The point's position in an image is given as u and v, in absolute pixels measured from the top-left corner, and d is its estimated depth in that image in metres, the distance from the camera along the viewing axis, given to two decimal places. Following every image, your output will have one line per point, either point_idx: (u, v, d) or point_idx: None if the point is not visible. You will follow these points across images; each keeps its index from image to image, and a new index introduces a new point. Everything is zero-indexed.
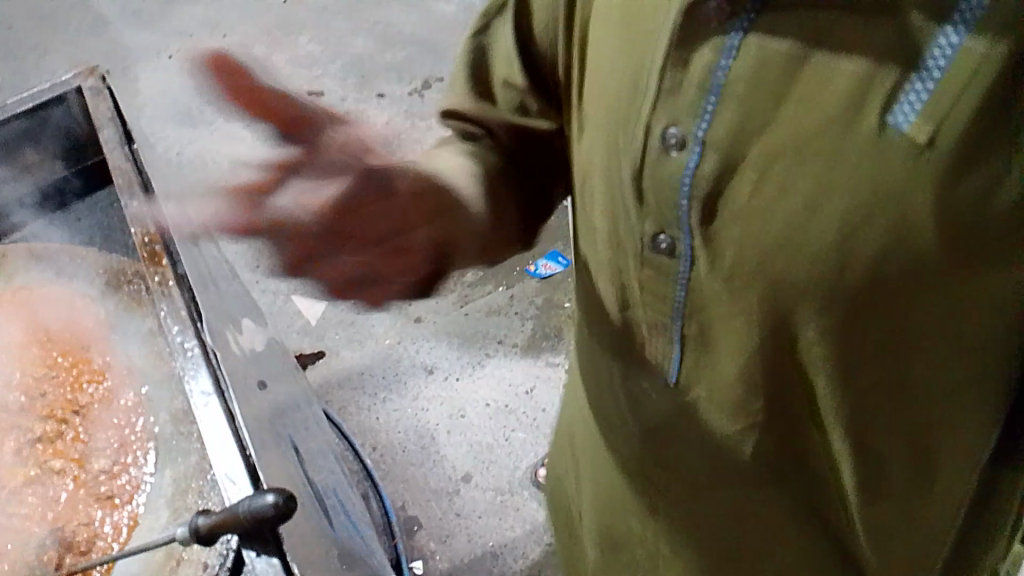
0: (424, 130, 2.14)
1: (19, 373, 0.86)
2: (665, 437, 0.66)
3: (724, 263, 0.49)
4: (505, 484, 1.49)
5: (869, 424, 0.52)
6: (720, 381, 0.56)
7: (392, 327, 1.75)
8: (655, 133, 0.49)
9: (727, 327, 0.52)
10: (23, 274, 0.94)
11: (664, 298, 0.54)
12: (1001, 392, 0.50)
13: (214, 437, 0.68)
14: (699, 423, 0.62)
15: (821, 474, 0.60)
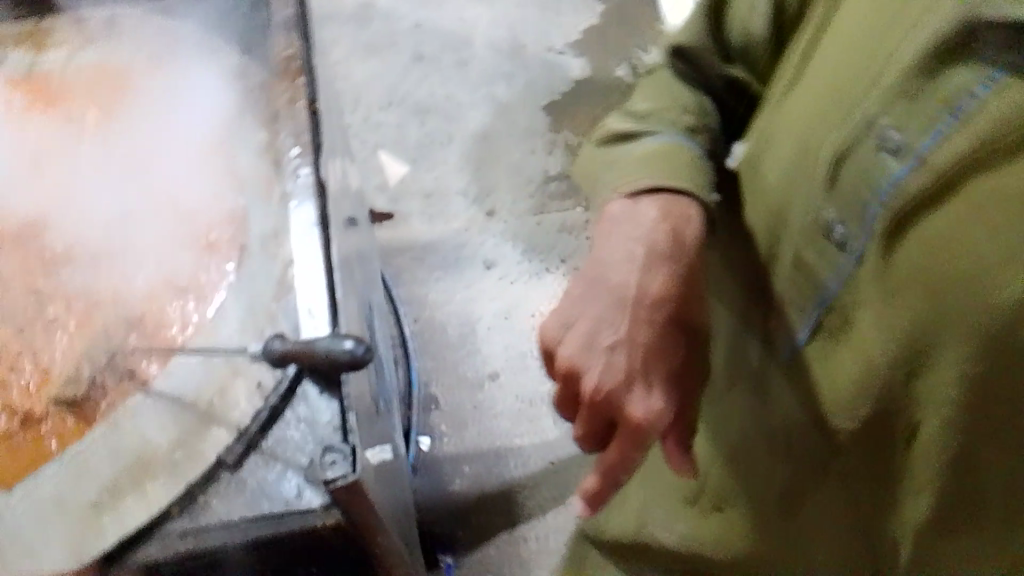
0: (553, 26, 2.09)
1: (122, 149, 0.88)
2: (772, 425, 0.69)
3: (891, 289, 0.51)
4: (528, 394, 1.51)
5: (958, 479, 0.54)
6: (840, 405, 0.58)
7: (464, 212, 1.74)
8: (873, 130, 0.50)
9: (861, 342, 0.54)
10: (150, 54, 0.95)
11: (817, 280, 0.57)
12: None
13: (304, 264, 0.73)
14: (801, 423, 0.65)
15: (889, 508, 0.63)
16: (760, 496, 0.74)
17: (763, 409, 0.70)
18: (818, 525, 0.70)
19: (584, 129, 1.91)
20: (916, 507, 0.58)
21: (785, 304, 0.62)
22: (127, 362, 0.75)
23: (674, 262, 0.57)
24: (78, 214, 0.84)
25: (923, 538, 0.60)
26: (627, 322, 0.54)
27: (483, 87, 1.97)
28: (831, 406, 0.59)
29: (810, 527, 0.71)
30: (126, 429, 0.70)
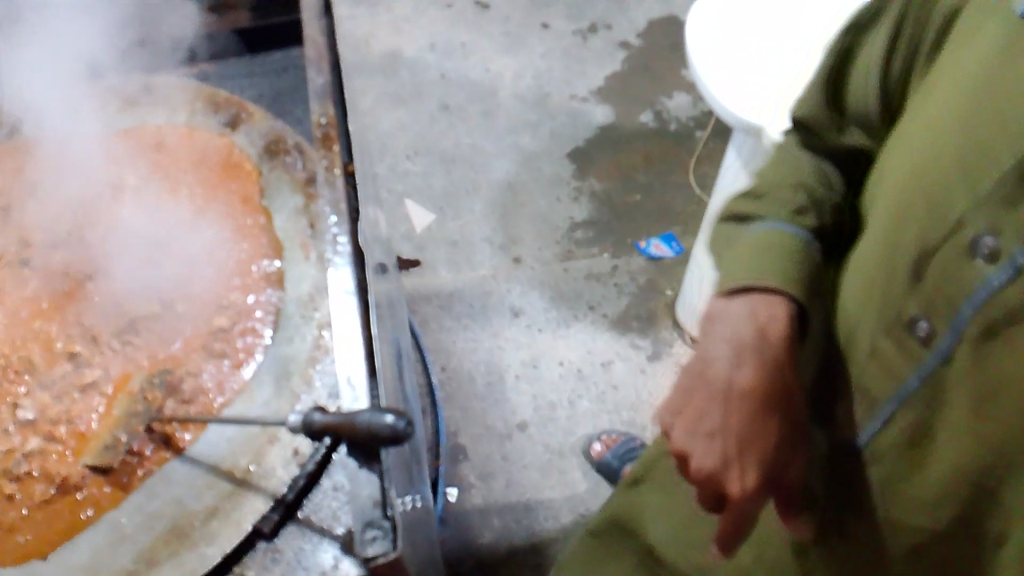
0: (577, 74, 2.11)
1: (161, 210, 0.88)
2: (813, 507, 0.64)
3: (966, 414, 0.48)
4: (557, 445, 1.49)
5: None
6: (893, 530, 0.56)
7: (490, 261, 1.74)
8: (965, 230, 0.46)
9: (942, 447, 0.50)
10: (190, 115, 0.96)
11: (893, 377, 0.52)
12: None
13: (344, 334, 0.70)
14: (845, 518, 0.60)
15: None
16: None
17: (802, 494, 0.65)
18: None
19: (609, 176, 1.91)
20: None
21: (841, 390, 0.57)
22: (162, 427, 0.73)
23: (767, 353, 0.49)
24: (113, 271, 0.83)
25: None
26: (723, 407, 0.48)
27: (508, 136, 1.98)
28: (901, 505, 0.55)
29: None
30: (163, 494, 0.70)
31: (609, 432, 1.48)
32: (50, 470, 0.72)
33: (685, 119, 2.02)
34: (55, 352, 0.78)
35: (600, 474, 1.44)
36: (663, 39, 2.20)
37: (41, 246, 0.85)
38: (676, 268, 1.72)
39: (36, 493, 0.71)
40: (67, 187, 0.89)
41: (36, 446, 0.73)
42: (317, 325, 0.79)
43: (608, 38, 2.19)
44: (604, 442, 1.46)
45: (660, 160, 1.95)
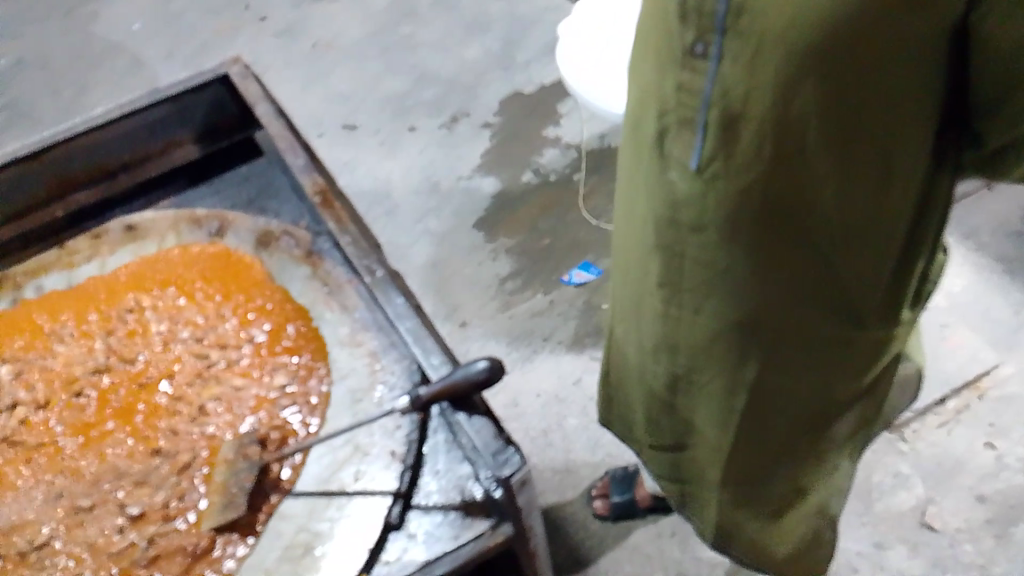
0: (457, 158, 2.31)
1: (187, 314, 0.98)
2: (710, 280, 0.72)
3: (688, 179, 0.64)
4: (562, 464, 1.58)
5: (779, 190, 0.62)
6: (746, 261, 0.68)
7: (440, 331, 1.87)
8: None
9: (728, 131, 0.60)
10: (178, 236, 1.08)
11: (694, 97, 0.60)
12: (789, 222, 0.65)
13: (415, 340, 0.81)
14: (684, 237, 0.70)
15: (796, 251, 0.68)
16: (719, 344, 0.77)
17: (675, 266, 0.73)
18: (768, 322, 0.74)
19: (517, 231, 2.09)
20: (798, 217, 0.65)
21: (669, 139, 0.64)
22: (267, 474, 0.82)
23: None
24: (166, 376, 0.92)
25: (852, 234, 0.67)
26: None
27: (416, 225, 2.15)
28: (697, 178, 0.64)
29: (816, 360, 0.80)
30: (293, 527, 0.78)
31: (596, 484, 1.51)
32: (176, 545, 0.78)
33: (563, 168, 2.23)
34: (140, 454, 0.85)
35: (618, 523, 1.47)
36: (517, 110, 2.43)
37: (87, 376, 0.93)
38: (605, 286, 1.90)
39: (174, 565, 0.77)
40: (90, 328, 0.98)
41: (157, 530, 0.79)
42: (366, 355, 0.90)
43: (471, 122, 2.42)
44: (600, 494, 1.49)
45: (555, 207, 2.14)
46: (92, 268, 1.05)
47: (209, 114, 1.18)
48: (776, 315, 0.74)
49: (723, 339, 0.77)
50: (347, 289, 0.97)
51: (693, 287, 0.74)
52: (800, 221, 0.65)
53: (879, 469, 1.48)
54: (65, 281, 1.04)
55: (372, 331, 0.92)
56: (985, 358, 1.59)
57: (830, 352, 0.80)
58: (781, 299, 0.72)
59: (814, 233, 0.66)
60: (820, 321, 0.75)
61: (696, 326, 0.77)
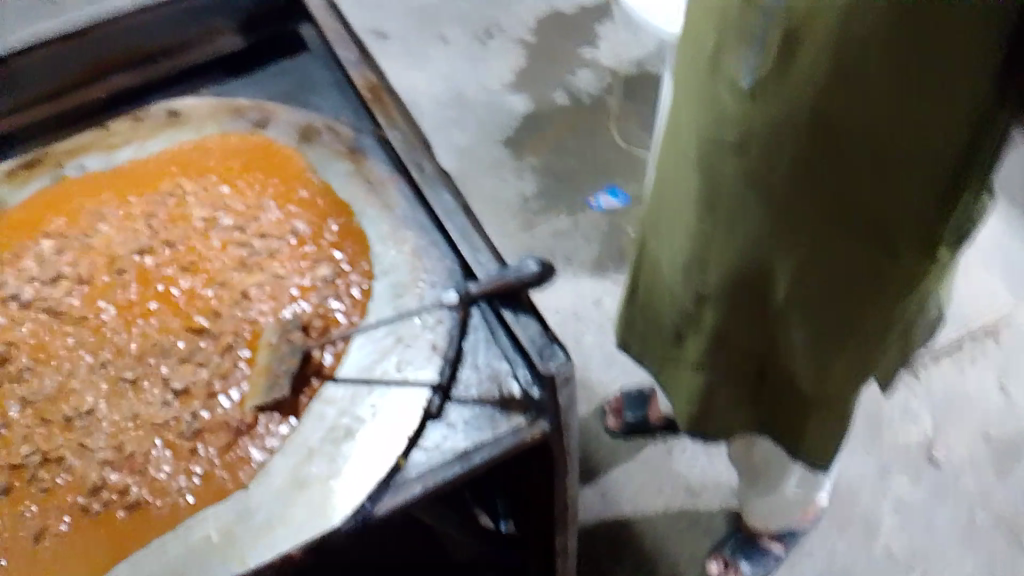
0: (486, 73, 2.28)
1: (229, 203, 0.99)
2: (742, 192, 0.74)
3: (738, 79, 0.68)
4: (577, 380, 1.61)
5: (820, 99, 0.64)
6: (779, 174, 0.70)
7: None
8: None
9: (782, 31, 0.64)
10: (219, 125, 1.07)
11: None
12: (825, 141, 0.67)
13: (464, 240, 0.82)
14: (724, 145, 0.73)
15: (829, 178, 0.69)
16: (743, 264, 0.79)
17: (713, 176, 0.76)
18: (793, 252, 0.74)
19: (543, 151, 2.08)
20: (835, 138, 0.66)
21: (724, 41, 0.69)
22: (309, 360, 0.84)
23: None
24: (210, 262, 0.93)
25: (887, 174, 0.66)
26: None
27: (441, 138, 2.13)
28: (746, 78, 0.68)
29: (836, 318, 0.77)
30: (335, 411, 0.81)
31: (609, 400, 1.54)
32: (219, 422, 0.81)
33: (595, 90, 2.20)
34: (185, 334, 0.88)
35: (628, 438, 1.50)
36: (551, 28, 2.38)
37: (131, 256, 0.94)
38: (630, 211, 1.90)
39: (218, 439, 0.80)
40: (132, 210, 0.99)
41: (202, 405, 0.83)
42: (409, 254, 0.90)
43: (503, 36, 2.37)
44: (613, 411, 1.52)
45: (584, 129, 2.12)
46: (133, 150, 1.05)
47: (253, 4, 1.17)
48: (801, 247, 0.74)
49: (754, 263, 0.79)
50: (389, 188, 0.97)
51: (724, 198, 0.76)
52: (836, 142, 0.66)
53: (887, 403, 1.51)
54: (106, 163, 1.05)
55: (414, 230, 0.92)
56: (1007, 306, 1.60)
57: (851, 317, 0.77)
58: (806, 228, 0.72)
59: (848, 161, 0.67)
60: (843, 271, 0.73)
61: (722, 241, 0.80)
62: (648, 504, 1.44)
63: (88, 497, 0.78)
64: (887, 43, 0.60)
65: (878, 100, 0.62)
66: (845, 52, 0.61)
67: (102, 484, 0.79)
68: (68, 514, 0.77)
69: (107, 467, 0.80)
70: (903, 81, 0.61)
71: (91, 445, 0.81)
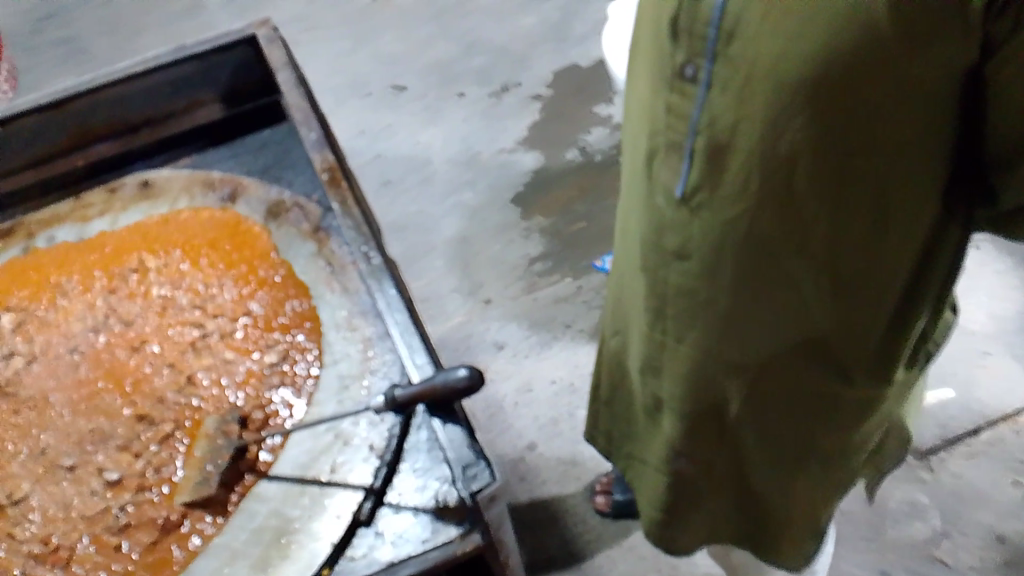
0: (500, 130, 2.27)
1: (188, 280, 0.97)
2: (687, 317, 0.69)
3: (671, 207, 0.61)
4: (569, 455, 1.55)
5: (758, 245, 0.59)
6: (721, 307, 0.65)
7: (462, 308, 1.85)
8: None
9: (713, 174, 0.56)
10: (191, 199, 1.07)
11: (682, 122, 0.56)
12: (765, 283, 0.62)
13: (402, 338, 0.80)
14: (663, 270, 0.67)
15: (772, 314, 0.64)
16: (695, 383, 0.75)
17: (656, 297, 0.71)
18: (743, 376, 0.71)
19: (552, 211, 2.04)
20: (773, 279, 0.61)
21: (655, 162, 0.61)
22: (245, 453, 0.81)
23: None
24: (161, 344, 0.91)
25: (832, 312, 0.62)
26: None
27: (451, 196, 2.12)
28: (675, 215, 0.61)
29: (793, 425, 0.75)
30: (263, 511, 0.77)
31: (600, 479, 1.47)
32: (147, 516, 0.77)
33: (609, 149, 2.16)
34: (126, 419, 0.85)
35: (618, 520, 1.44)
36: (569, 85, 2.36)
37: (85, 334, 0.93)
38: None
39: (141, 538, 0.76)
40: (94, 284, 0.98)
41: (130, 498, 0.79)
42: (359, 342, 0.87)
43: (520, 93, 2.36)
44: (603, 490, 1.45)
45: (595, 189, 2.08)
46: (104, 223, 1.06)
47: (236, 76, 1.16)
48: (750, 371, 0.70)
49: (705, 374, 0.73)
50: (345, 273, 0.94)
51: (665, 317, 0.71)
52: (777, 284, 0.61)
53: None
54: (76, 234, 1.05)
55: (368, 317, 0.89)
56: None
57: (810, 428, 0.74)
58: (756, 357, 0.68)
59: (791, 301, 0.62)
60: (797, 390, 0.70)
61: (674, 357, 0.74)
62: None
63: None
64: (825, 201, 0.54)
65: (817, 251, 0.58)
66: (780, 206, 0.55)
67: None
68: None
69: (32, 560, 0.76)
70: (843, 234, 0.56)
71: (18, 534, 0.78)
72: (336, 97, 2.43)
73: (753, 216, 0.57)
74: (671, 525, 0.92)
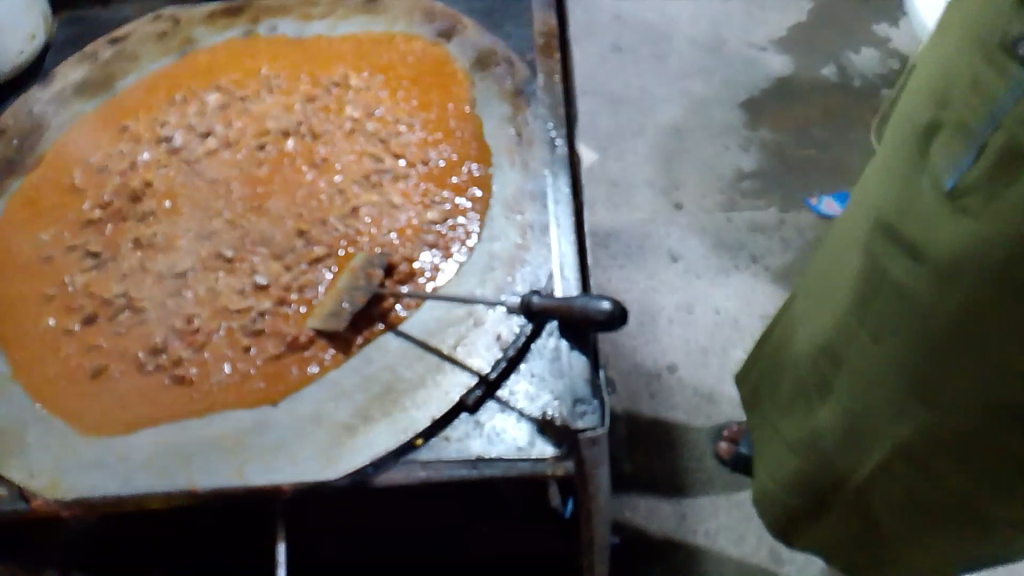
0: (757, 24, 2.04)
1: (381, 109, 0.96)
2: (900, 308, 0.59)
3: (934, 190, 0.52)
4: (707, 389, 1.47)
5: (1021, 258, 0.48)
6: (940, 314, 0.55)
7: (651, 203, 1.75)
8: None
9: (1002, 167, 0.47)
10: (408, 24, 1.03)
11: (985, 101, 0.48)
12: (1014, 307, 0.51)
13: (555, 240, 0.81)
14: (896, 254, 0.58)
15: (1000, 349, 0.53)
16: (875, 386, 0.65)
17: (871, 277, 0.61)
18: (935, 399, 0.60)
19: (782, 129, 1.84)
20: (1022, 303, 0.50)
21: (934, 138, 0.53)
22: (380, 302, 0.81)
23: None
24: (338, 167, 0.91)
25: None
26: None
27: (679, 81, 1.96)
28: (935, 201, 0.53)
29: (966, 484, 0.62)
30: (379, 362, 0.77)
31: (730, 425, 1.39)
32: (279, 329, 0.80)
33: (871, 76, 1.90)
34: (286, 230, 0.87)
35: (734, 471, 1.36)
36: None
37: (275, 134, 0.95)
38: None
39: (268, 348, 0.79)
40: (295, 88, 0.99)
41: (269, 307, 0.82)
42: (518, 228, 0.83)
43: None
44: (729, 438, 1.37)
45: (839, 117, 1.85)
46: (321, 27, 1.05)
47: None
48: (944, 398, 0.59)
49: (893, 378, 0.63)
50: (526, 147, 0.88)
51: (870, 301, 0.62)
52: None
53: None
54: (294, 31, 1.06)
55: (537, 202, 0.84)
56: None
57: (987, 491, 0.62)
58: (960, 384, 0.57)
59: None
60: (988, 442, 0.58)
61: (860, 347, 0.65)
62: (727, 544, 1.30)
63: (148, 354, 0.80)
64: None
65: None
66: None
67: (163, 347, 0.80)
68: (127, 363, 0.80)
69: (173, 332, 0.81)
70: None
71: (168, 305, 0.83)
72: None
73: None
74: (784, 511, 0.83)
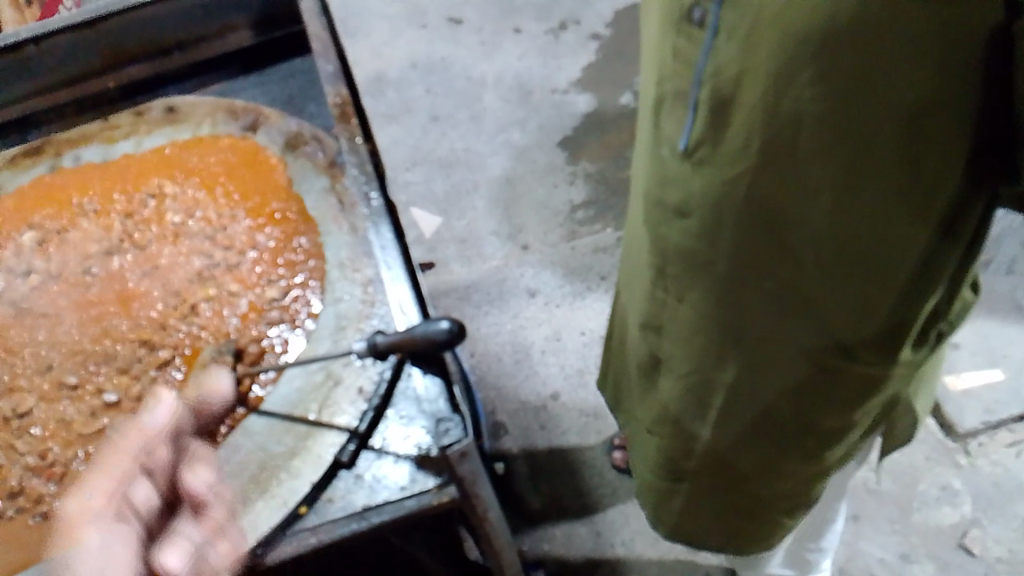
0: (556, 69, 2.20)
1: (203, 208, 0.98)
2: (688, 271, 0.63)
3: (675, 157, 0.57)
4: (591, 408, 1.53)
5: (757, 201, 0.53)
6: (719, 268, 0.60)
7: (500, 251, 1.82)
8: None
9: (716, 123, 0.52)
10: (213, 126, 1.06)
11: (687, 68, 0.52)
12: (768, 245, 0.56)
13: (394, 293, 0.84)
14: (667, 224, 0.62)
15: (772, 284, 0.58)
16: (695, 349, 0.69)
17: (658, 251, 0.65)
18: (742, 346, 0.64)
19: (600, 158, 1.98)
20: (773, 240, 0.55)
21: (662, 108, 0.57)
22: (238, 386, 0.82)
23: None
24: (171, 272, 0.92)
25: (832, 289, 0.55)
26: None
27: (498, 135, 2.07)
28: (677, 167, 0.57)
29: (794, 415, 0.67)
30: (249, 444, 0.78)
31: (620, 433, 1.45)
32: None
33: None
34: (129, 342, 0.86)
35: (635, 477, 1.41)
36: (629, 26, 2.29)
37: (100, 255, 0.95)
38: None
39: None
40: (113, 207, 0.99)
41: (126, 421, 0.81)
42: (360, 284, 0.86)
43: (579, 32, 2.29)
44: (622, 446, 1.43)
45: None
46: (128, 145, 1.06)
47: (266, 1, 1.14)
48: (749, 342, 0.64)
49: (705, 337, 0.67)
50: (351, 211, 0.92)
51: (666, 274, 0.66)
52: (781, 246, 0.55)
53: (926, 478, 1.29)
54: (101, 154, 1.06)
55: (371, 257, 0.88)
56: None
57: (812, 418, 0.66)
58: (755, 324, 0.62)
59: (792, 270, 0.56)
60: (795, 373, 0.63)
61: (673, 317, 0.69)
62: (645, 547, 1.34)
63: (8, 500, 0.77)
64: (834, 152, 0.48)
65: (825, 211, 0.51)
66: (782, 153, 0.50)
67: (22, 488, 0.77)
68: None
69: (30, 471, 0.78)
70: (850, 197, 0.49)
71: (19, 445, 0.80)
72: (393, 27, 2.38)
73: (755, 169, 0.51)
74: (665, 485, 0.87)
